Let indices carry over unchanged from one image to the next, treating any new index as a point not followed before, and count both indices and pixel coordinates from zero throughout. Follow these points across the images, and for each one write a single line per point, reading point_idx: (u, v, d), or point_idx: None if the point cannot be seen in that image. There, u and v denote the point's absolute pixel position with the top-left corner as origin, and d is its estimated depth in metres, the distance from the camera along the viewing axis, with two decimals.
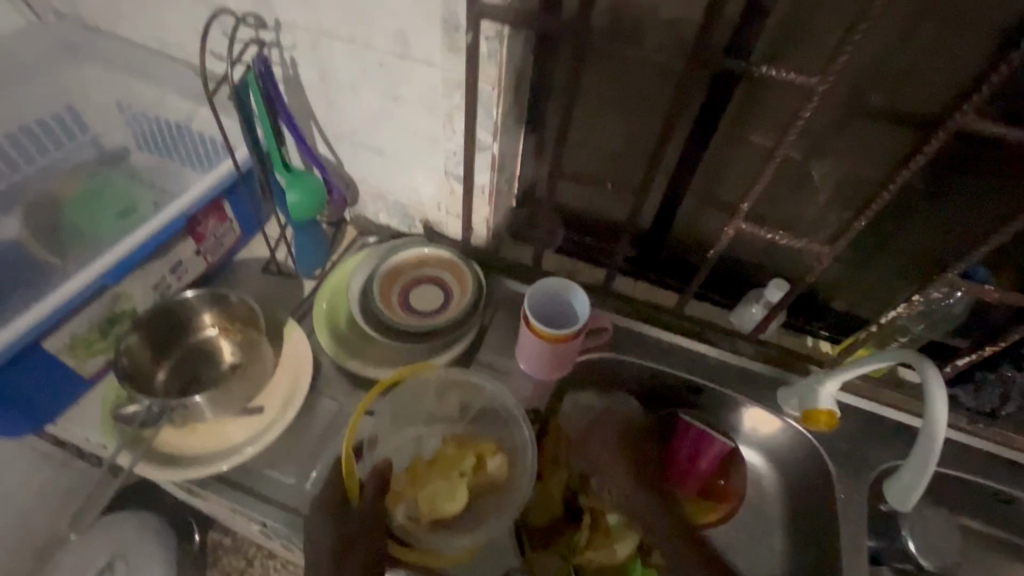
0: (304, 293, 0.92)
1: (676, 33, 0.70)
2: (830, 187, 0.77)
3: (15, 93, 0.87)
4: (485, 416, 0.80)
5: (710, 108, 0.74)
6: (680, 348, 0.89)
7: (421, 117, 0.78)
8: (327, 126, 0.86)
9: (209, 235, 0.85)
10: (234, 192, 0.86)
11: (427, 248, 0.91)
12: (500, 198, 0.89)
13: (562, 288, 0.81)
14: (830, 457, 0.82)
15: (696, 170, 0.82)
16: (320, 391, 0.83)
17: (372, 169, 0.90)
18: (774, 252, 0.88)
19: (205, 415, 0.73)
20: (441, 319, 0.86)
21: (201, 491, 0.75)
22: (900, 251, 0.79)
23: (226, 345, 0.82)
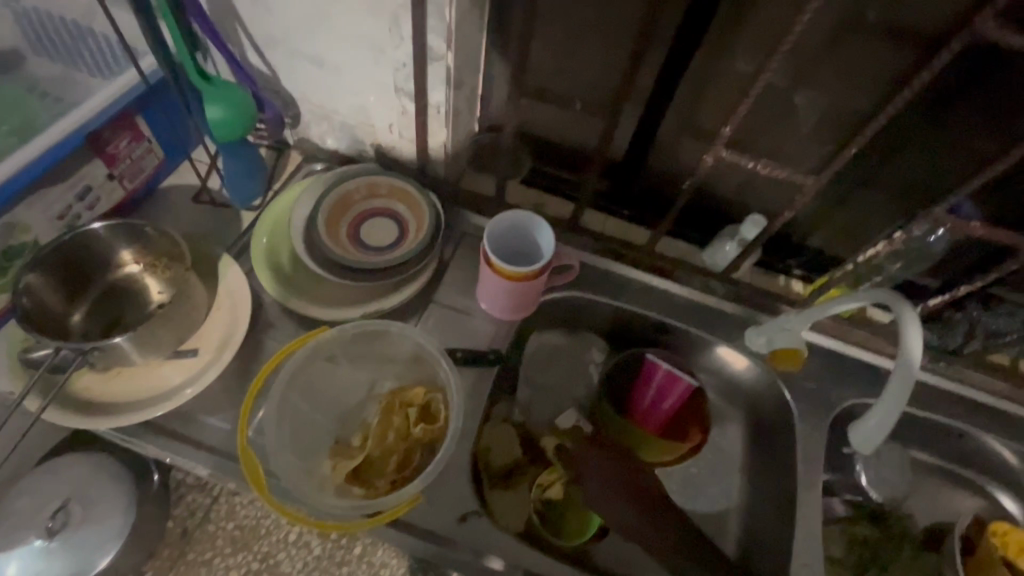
0: (242, 226, 0.83)
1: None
2: (818, 114, 0.70)
3: None
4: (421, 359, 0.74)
5: (693, 16, 0.65)
6: (650, 287, 0.85)
7: (363, 20, 0.67)
8: (253, 29, 0.73)
9: (121, 156, 0.74)
10: (149, 106, 0.74)
11: (379, 176, 0.82)
12: (458, 119, 0.79)
13: (526, 222, 0.75)
14: (793, 396, 0.81)
15: (674, 91, 0.74)
16: (263, 333, 0.76)
17: (311, 83, 0.79)
18: (754, 184, 0.81)
19: (129, 359, 0.67)
20: (395, 256, 0.78)
21: (132, 439, 0.69)
22: (884, 186, 0.75)
23: (151, 283, 0.73)
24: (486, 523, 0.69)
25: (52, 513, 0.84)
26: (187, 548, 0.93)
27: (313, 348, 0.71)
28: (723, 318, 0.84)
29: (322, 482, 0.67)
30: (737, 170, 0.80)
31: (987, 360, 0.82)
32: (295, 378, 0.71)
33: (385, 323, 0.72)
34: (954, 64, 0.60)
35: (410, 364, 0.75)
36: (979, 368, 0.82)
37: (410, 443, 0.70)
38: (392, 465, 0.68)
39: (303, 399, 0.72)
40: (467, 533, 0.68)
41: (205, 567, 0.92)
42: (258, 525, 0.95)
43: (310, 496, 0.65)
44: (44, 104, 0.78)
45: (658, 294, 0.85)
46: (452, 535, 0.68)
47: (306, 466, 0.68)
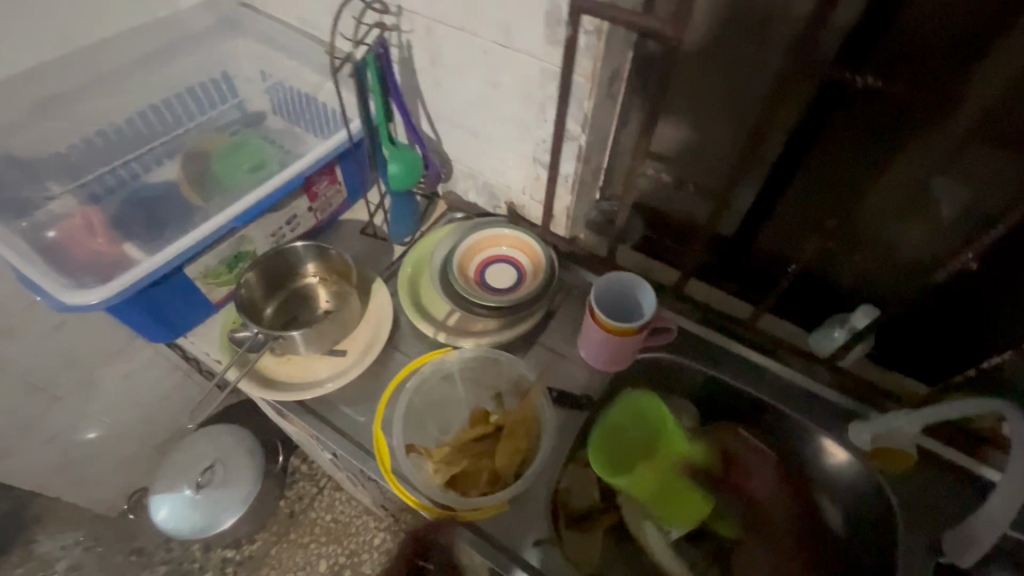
0: (393, 257, 1.01)
1: (782, 36, 0.67)
2: (941, 213, 0.71)
3: (181, 63, 1.02)
4: (522, 389, 0.86)
5: (810, 119, 0.70)
6: (749, 363, 0.87)
7: (517, 105, 0.83)
8: (431, 106, 0.93)
9: (320, 195, 0.96)
10: (345, 159, 0.97)
11: (507, 228, 0.96)
12: (582, 189, 0.91)
13: (630, 283, 0.83)
14: (901, 502, 0.76)
15: (789, 181, 0.78)
16: (396, 346, 0.92)
17: (466, 149, 0.96)
18: (870, 274, 0.81)
19: (299, 348, 0.85)
20: (512, 297, 0.91)
21: (287, 413, 0.86)
22: (1021, 292, 0.71)
23: (322, 293, 0.94)
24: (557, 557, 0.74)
25: (202, 471, 1.23)
26: (291, 528, 1.35)
27: (435, 368, 0.85)
28: (823, 406, 0.84)
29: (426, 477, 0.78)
30: (851, 258, 0.81)
31: None
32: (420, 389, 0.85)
33: (495, 351, 0.86)
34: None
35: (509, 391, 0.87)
36: None
37: (501, 461, 0.78)
38: (484, 477, 0.78)
39: (420, 402, 0.85)
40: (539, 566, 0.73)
41: (304, 547, 1.33)
42: (349, 524, 1.35)
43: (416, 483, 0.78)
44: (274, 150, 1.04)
45: (756, 370, 0.87)
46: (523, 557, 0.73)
47: (414, 456, 0.80)
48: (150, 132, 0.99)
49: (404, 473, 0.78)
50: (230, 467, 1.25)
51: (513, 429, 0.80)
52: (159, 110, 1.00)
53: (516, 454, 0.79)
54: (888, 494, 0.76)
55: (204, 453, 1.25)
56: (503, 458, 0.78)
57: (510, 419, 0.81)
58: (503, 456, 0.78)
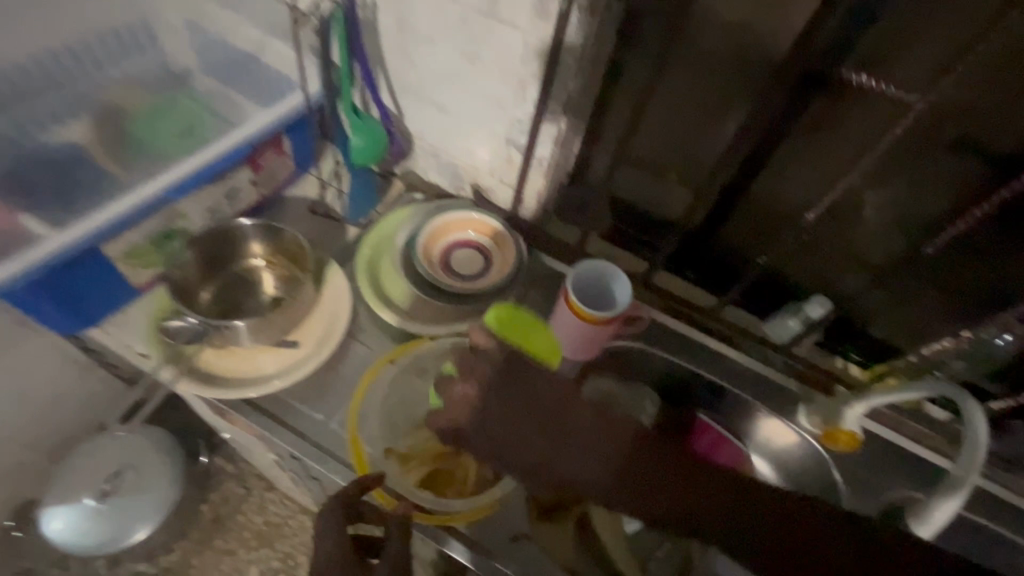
0: (348, 239, 0.93)
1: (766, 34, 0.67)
2: (887, 217, 0.77)
3: None
4: None
5: (782, 119, 0.72)
6: (712, 351, 0.90)
7: (494, 81, 0.78)
8: (395, 76, 0.85)
9: (266, 166, 0.86)
10: (296, 128, 0.86)
11: (476, 212, 0.91)
12: (556, 173, 0.88)
13: (606, 272, 0.82)
14: (842, 479, 0.83)
15: (757, 176, 0.80)
16: (354, 335, 0.85)
17: (432, 126, 0.90)
18: (823, 267, 0.86)
19: (242, 340, 0.76)
20: (482, 284, 0.87)
21: (231, 412, 0.77)
22: (947, 289, 0.79)
23: (267, 277, 0.84)
24: None
25: (108, 478, 1.09)
26: (217, 534, 1.23)
27: (403, 362, 0.81)
28: (777, 390, 0.89)
29: (403, 479, 0.75)
30: (809, 253, 0.86)
31: None
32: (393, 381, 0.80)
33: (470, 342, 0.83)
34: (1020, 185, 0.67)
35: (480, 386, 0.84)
36: None
37: (482, 459, 0.78)
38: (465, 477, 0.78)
39: (387, 397, 0.80)
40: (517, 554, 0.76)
41: (231, 553, 1.22)
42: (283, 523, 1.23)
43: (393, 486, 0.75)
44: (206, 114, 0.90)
45: (718, 358, 0.90)
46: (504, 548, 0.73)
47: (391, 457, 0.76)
48: (42, 82, 0.81)
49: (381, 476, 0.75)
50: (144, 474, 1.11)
51: None
52: (53, 56, 0.82)
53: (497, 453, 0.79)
54: (832, 472, 0.83)
55: (110, 457, 1.11)
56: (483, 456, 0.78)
57: None
58: (483, 453, 0.78)
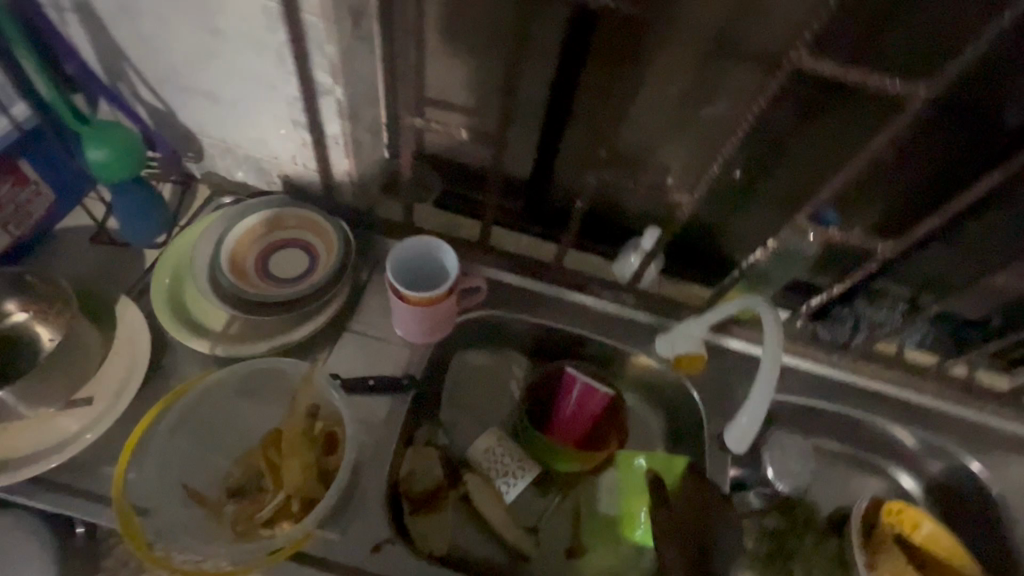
0: (144, 265, 0.81)
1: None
2: (696, 133, 0.76)
3: None
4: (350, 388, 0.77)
5: (570, 45, 0.69)
6: (563, 300, 0.88)
7: (248, 55, 0.67)
8: (141, 65, 0.72)
9: (2, 203, 0.72)
10: (32, 150, 0.73)
11: (281, 208, 0.83)
12: (361, 149, 0.80)
13: (427, 246, 0.76)
14: (701, 398, 0.85)
15: (565, 113, 0.77)
16: (166, 373, 0.75)
17: (208, 117, 0.78)
18: (650, 198, 0.85)
19: (16, 410, 0.64)
20: (305, 284, 0.79)
21: (20, 497, 0.66)
22: (766, 199, 0.81)
23: (43, 330, 0.70)
24: (403, 552, 0.69)
25: None
26: None
27: (198, 398, 0.70)
28: (632, 326, 0.88)
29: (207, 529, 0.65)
30: (630, 188, 0.84)
31: (875, 350, 0.88)
32: (174, 425, 0.69)
33: (278, 358, 0.72)
34: (791, 89, 0.67)
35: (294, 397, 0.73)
36: (868, 360, 0.87)
37: (294, 485, 0.67)
38: (280, 509, 0.67)
39: (205, 434, 0.71)
40: (382, 564, 0.68)
41: None
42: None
43: (185, 545, 0.63)
44: None
45: (571, 307, 0.88)
46: (367, 566, 0.67)
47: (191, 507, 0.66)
48: None
49: (171, 538, 0.64)
50: None
51: (309, 442, 0.70)
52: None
53: (315, 474, 0.68)
54: (691, 393, 0.85)
55: None
56: (294, 481, 0.67)
57: (295, 434, 0.69)
58: (294, 478, 0.67)
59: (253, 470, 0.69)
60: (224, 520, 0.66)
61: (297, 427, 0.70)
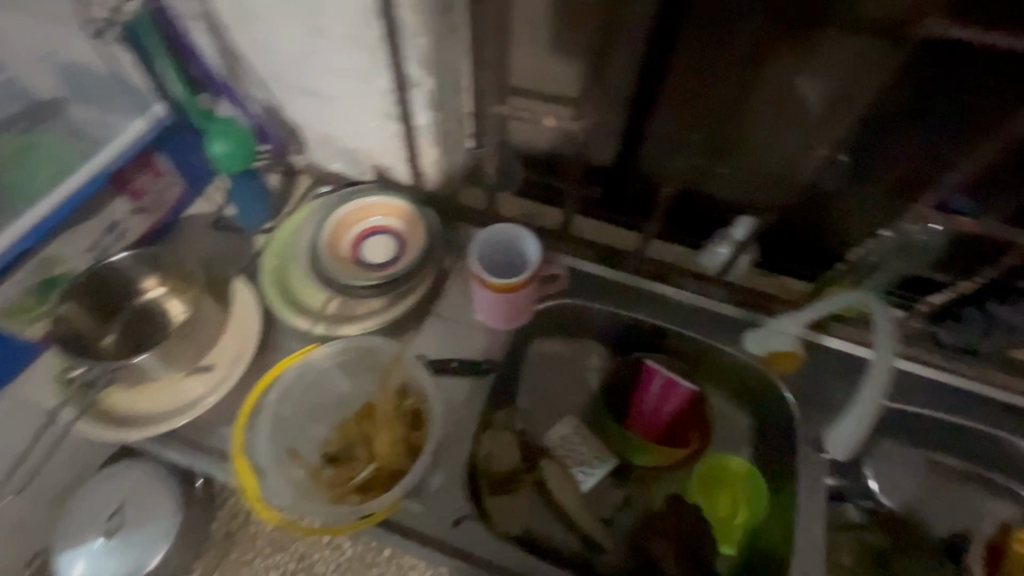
0: (255, 249, 0.89)
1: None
2: (797, 113, 0.70)
3: None
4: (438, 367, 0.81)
5: (660, 23, 0.67)
6: (645, 292, 0.85)
7: (345, 52, 0.71)
8: (254, 66, 0.78)
9: (145, 191, 0.81)
10: (166, 145, 0.82)
11: (372, 197, 0.88)
12: (447, 138, 0.82)
13: (511, 234, 0.77)
14: (794, 399, 0.79)
15: (654, 90, 0.74)
16: (273, 347, 0.82)
17: (309, 112, 0.84)
18: (748, 181, 0.80)
19: (153, 374, 0.73)
20: (393, 269, 0.83)
21: (157, 449, 0.76)
22: (880, 182, 0.73)
23: (174, 304, 0.81)
24: (480, 530, 0.71)
25: (110, 515, 0.98)
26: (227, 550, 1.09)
27: (303, 372, 0.77)
28: (718, 319, 0.84)
29: (312, 490, 0.72)
30: (724, 171, 0.80)
31: (1010, 358, 0.77)
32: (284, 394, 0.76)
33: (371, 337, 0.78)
34: (919, 54, 0.59)
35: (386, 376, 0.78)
36: (994, 365, 0.77)
37: (386, 455, 0.74)
38: (374, 477, 0.73)
39: (308, 405, 0.78)
40: (460, 538, 0.71)
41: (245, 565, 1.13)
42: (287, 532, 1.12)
43: (296, 503, 0.70)
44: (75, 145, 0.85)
45: (653, 298, 0.85)
46: (446, 538, 0.70)
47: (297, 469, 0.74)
48: None
49: (282, 497, 0.70)
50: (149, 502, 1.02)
51: (401, 417, 0.76)
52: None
53: (406, 446, 0.74)
54: (784, 394, 0.79)
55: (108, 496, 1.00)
56: (387, 451, 0.74)
57: (388, 409, 0.76)
58: (386, 449, 0.74)
59: (349, 440, 0.76)
60: (326, 483, 0.73)
61: (390, 403, 0.77)
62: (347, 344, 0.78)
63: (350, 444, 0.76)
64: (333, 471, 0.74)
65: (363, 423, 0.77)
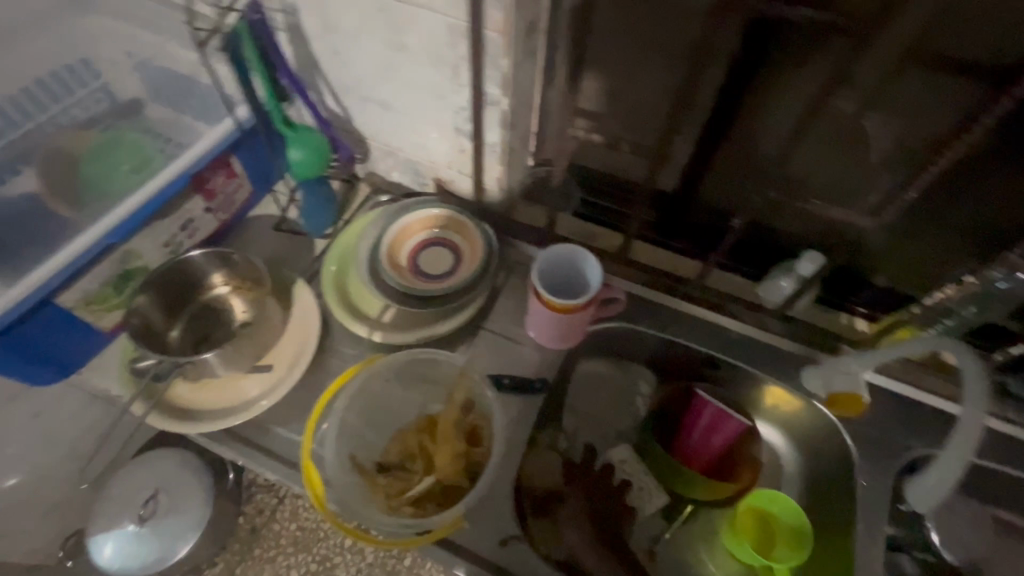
0: (315, 253, 0.91)
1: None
2: (876, 150, 0.69)
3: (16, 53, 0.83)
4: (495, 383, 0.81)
5: (741, 56, 0.66)
6: (702, 321, 0.85)
7: (426, 69, 0.73)
8: (333, 77, 0.81)
9: (217, 192, 0.84)
10: (241, 147, 0.84)
11: (435, 209, 0.88)
12: (512, 157, 0.83)
13: (574, 256, 0.77)
14: (854, 443, 0.77)
15: (729, 124, 0.74)
16: (328, 351, 0.83)
17: (379, 123, 0.86)
18: (819, 218, 0.79)
19: (216, 371, 0.75)
20: (451, 283, 0.84)
21: (213, 444, 0.77)
22: (955, 223, 0.72)
23: (237, 303, 0.83)
24: (529, 553, 0.70)
25: (144, 502, 1.04)
26: (253, 544, 1.13)
27: (366, 380, 0.76)
28: (776, 354, 0.83)
29: (372, 499, 0.71)
30: (794, 207, 0.79)
31: None
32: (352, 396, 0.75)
33: (437, 351, 0.77)
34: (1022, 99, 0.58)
35: (449, 388, 0.78)
36: None
37: (446, 471, 0.72)
38: (434, 491, 0.71)
39: (369, 411, 0.77)
40: (509, 559, 0.70)
41: (271, 563, 1.11)
42: (316, 529, 1.13)
43: (356, 512, 0.69)
44: (154, 144, 0.88)
45: (709, 329, 0.84)
46: (494, 558, 0.70)
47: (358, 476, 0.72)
48: None
49: (344, 504, 0.70)
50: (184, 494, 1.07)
51: (463, 433, 0.74)
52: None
53: (466, 463, 0.73)
54: (843, 436, 0.77)
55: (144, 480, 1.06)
56: (448, 468, 0.72)
57: (450, 423, 0.75)
58: (445, 464, 0.72)
59: (409, 451, 0.75)
60: (385, 493, 0.72)
61: (454, 417, 0.75)
62: (412, 354, 0.77)
63: (410, 456, 0.75)
64: (393, 481, 0.73)
65: (424, 435, 0.75)
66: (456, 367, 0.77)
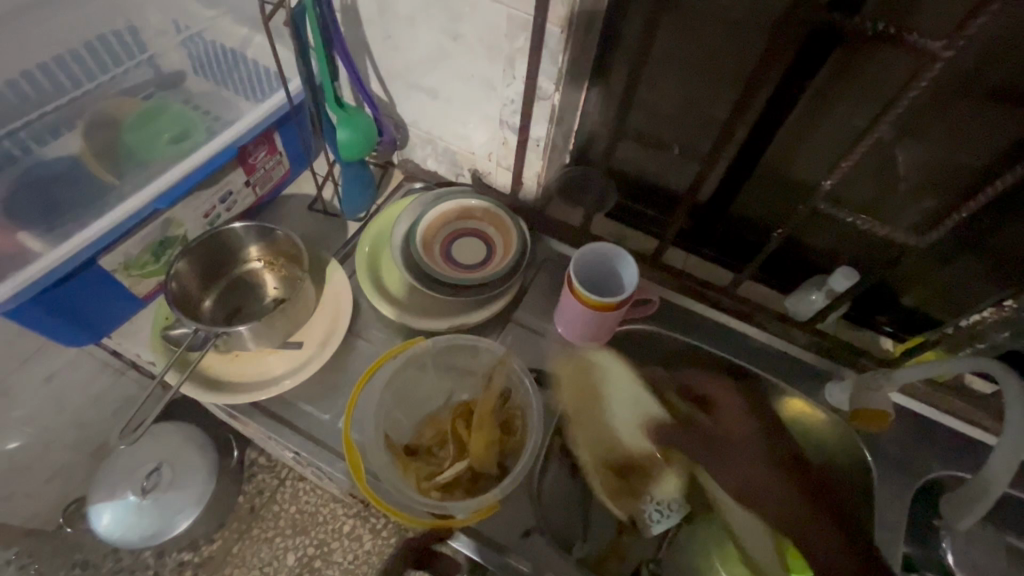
0: (348, 235, 0.92)
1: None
2: (918, 174, 0.70)
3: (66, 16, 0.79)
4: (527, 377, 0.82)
5: (794, 74, 0.67)
6: (729, 329, 0.85)
7: (479, 59, 0.74)
8: (382, 61, 0.82)
9: (258, 167, 0.84)
10: (285, 124, 0.85)
11: (473, 200, 0.88)
12: (553, 153, 0.84)
13: (612, 255, 0.78)
14: (875, 459, 0.77)
15: (774, 139, 0.75)
16: (357, 332, 0.84)
17: (423, 111, 0.87)
18: (854, 234, 0.80)
19: (247, 344, 0.75)
20: (483, 273, 0.84)
21: (239, 416, 0.77)
22: (991, 253, 0.72)
23: (269, 279, 0.83)
24: (549, 545, 0.71)
25: (147, 474, 1.05)
26: (253, 524, 1.13)
27: (402, 362, 0.76)
28: (801, 367, 0.83)
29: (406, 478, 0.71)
30: (831, 221, 0.80)
31: None
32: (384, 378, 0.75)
33: (472, 338, 0.77)
34: None
35: (483, 375, 0.79)
36: None
37: (479, 456, 0.72)
38: (467, 475, 0.72)
39: (405, 392, 0.78)
40: (530, 550, 0.70)
41: (269, 543, 1.11)
42: (317, 513, 1.13)
43: (391, 490, 0.69)
44: (197, 116, 0.88)
45: (736, 337, 0.85)
46: (515, 548, 0.70)
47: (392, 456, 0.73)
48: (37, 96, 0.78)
49: (380, 481, 0.70)
50: (189, 470, 1.07)
51: (497, 420, 0.75)
52: None
53: (500, 450, 0.73)
54: (865, 454, 0.78)
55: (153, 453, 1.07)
56: (482, 453, 0.72)
57: (485, 410, 0.75)
58: (479, 449, 0.73)
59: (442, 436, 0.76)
60: (418, 473, 0.72)
61: (489, 404, 0.76)
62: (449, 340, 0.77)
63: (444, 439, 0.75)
64: (425, 463, 0.73)
65: (458, 420, 0.76)
66: (493, 355, 0.78)
